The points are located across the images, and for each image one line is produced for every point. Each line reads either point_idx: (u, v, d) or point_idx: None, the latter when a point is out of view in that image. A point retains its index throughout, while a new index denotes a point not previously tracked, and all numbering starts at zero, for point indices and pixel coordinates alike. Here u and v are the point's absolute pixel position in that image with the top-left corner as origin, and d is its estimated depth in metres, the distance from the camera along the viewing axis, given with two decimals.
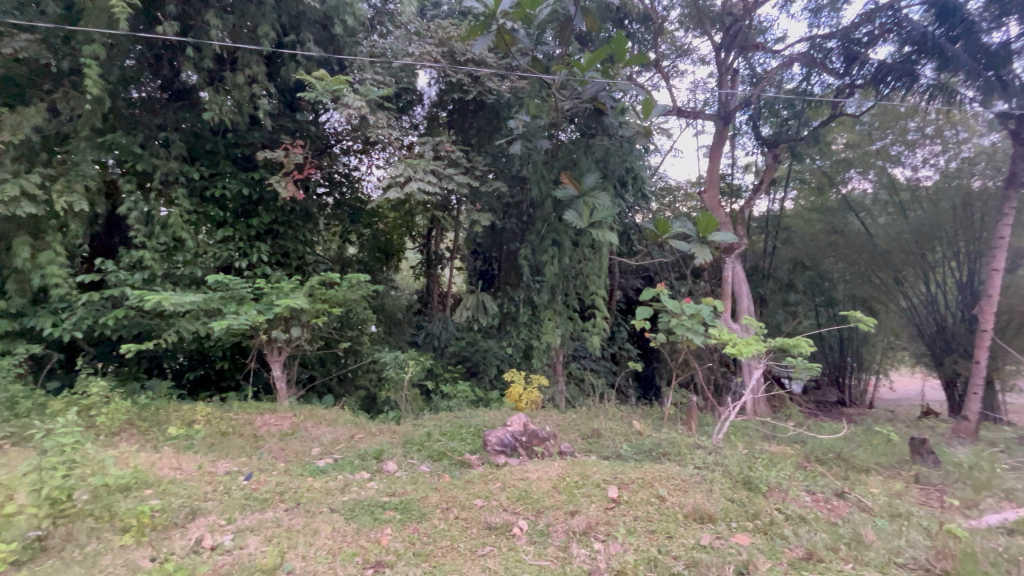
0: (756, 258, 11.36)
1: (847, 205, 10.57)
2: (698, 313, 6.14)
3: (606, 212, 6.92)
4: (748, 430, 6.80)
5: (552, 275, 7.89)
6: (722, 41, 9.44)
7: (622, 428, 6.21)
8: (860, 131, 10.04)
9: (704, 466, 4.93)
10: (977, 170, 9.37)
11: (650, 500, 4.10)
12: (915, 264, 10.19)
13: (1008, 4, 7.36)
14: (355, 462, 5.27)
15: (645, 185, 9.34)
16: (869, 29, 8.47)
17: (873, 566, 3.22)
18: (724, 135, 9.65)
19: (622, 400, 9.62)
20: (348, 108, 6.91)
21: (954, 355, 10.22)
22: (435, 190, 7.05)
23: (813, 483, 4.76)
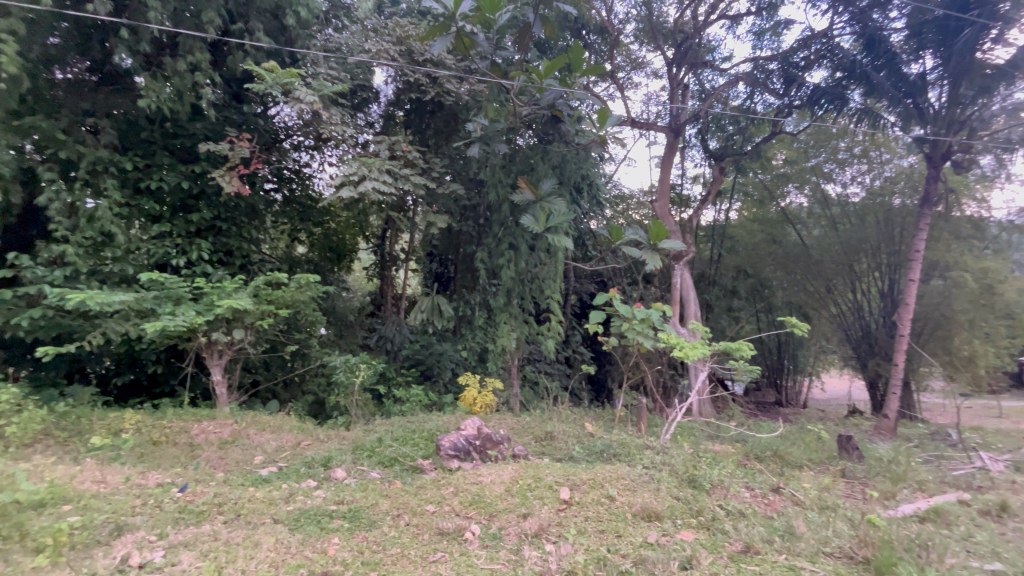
0: (703, 266, 11.89)
1: (785, 217, 11.28)
2: (648, 318, 6.33)
3: (561, 217, 7.03)
4: (694, 430, 7.09)
5: (508, 278, 7.92)
6: (674, 57, 9.85)
7: (574, 430, 6.31)
8: (797, 148, 10.78)
9: (652, 465, 5.10)
10: (897, 189, 10.23)
11: (601, 500, 4.18)
12: (844, 273, 10.98)
13: (924, 40, 8.13)
14: (301, 470, 5.07)
15: (600, 192, 9.64)
16: (806, 54, 9.08)
17: (804, 556, 3.42)
18: (674, 147, 10.08)
19: (575, 403, 9.79)
20: (300, 102, 6.67)
21: (876, 359, 11.07)
22: (390, 190, 6.91)
23: (752, 479, 5.02)
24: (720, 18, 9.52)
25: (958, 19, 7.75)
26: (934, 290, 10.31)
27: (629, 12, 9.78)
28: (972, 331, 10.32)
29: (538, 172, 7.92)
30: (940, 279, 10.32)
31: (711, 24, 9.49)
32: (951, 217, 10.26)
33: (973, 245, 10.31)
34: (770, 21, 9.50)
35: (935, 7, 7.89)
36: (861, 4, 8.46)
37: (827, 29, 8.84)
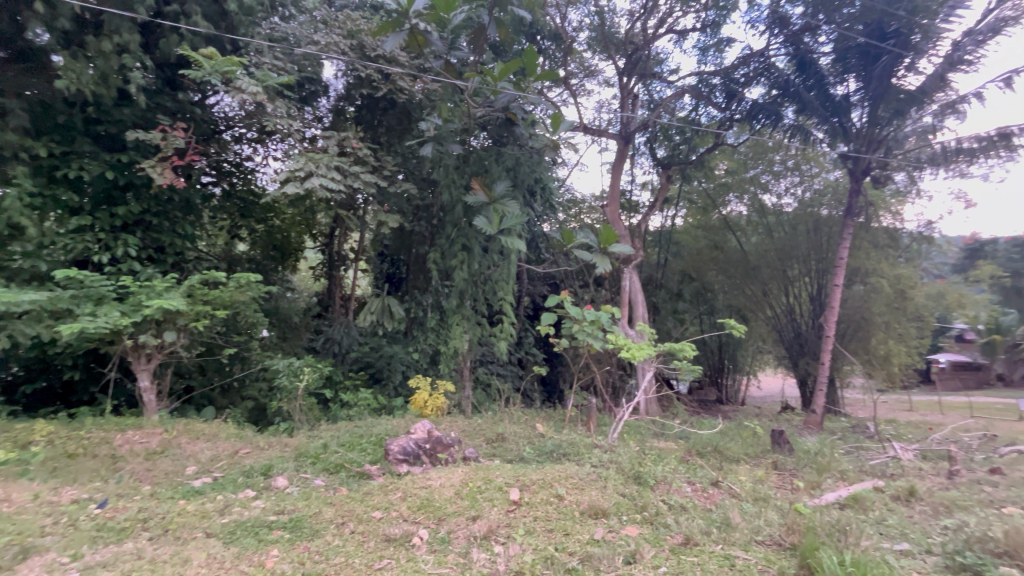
0: (650, 269, 12.33)
1: (726, 224, 11.91)
2: (597, 320, 6.48)
3: (514, 220, 7.07)
4: (641, 428, 7.32)
5: (461, 280, 7.87)
6: (625, 67, 10.16)
7: (525, 431, 6.36)
8: (738, 159, 11.35)
9: (599, 464, 5.22)
10: (825, 202, 11.11)
11: (550, 500, 4.23)
12: (779, 278, 11.73)
13: (848, 64, 8.87)
14: (239, 480, 4.80)
15: (553, 195, 9.76)
16: (745, 71, 9.65)
17: (739, 545, 3.62)
18: (624, 154, 10.42)
19: (527, 404, 9.86)
20: (241, 92, 6.33)
21: (806, 358, 11.87)
22: (338, 187, 6.68)
23: (693, 474, 5.25)
24: (668, 32, 9.92)
25: (877, 46, 8.48)
26: (855, 294, 11.20)
27: (583, 21, 10.00)
28: (886, 332, 11.30)
29: (492, 174, 7.92)
30: (861, 284, 11.21)
31: (659, 37, 9.87)
32: (870, 228, 11.18)
33: (889, 254, 11.29)
34: (714, 37, 10.00)
35: (857, 34, 8.60)
36: (793, 27, 9.02)
37: (764, 49, 9.45)
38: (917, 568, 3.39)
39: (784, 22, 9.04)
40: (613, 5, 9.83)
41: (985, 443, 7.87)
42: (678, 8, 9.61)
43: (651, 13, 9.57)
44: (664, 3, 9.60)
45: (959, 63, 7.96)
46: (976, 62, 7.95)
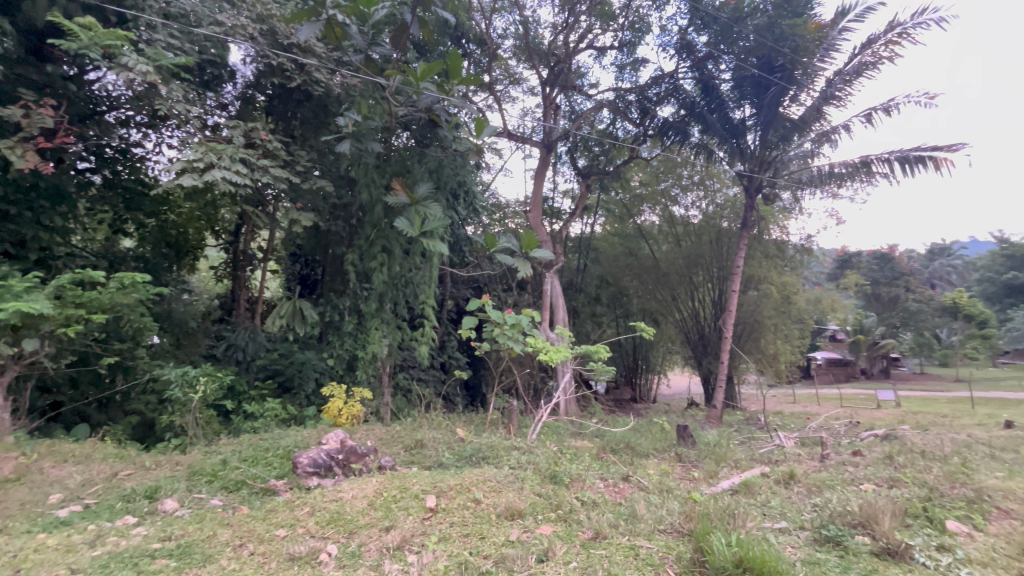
0: (571, 274, 12.82)
1: (640, 233, 12.71)
2: (518, 323, 6.60)
3: (437, 223, 6.96)
4: (559, 428, 7.53)
5: (380, 282, 7.61)
6: (548, 77, 10.49)
7: (445, 436, 6.29)
8: (650, 172, 12.17)
9: (517, 465, 5.30)
10: (725, 215, 12.19)
11: (467, 504, 4.22)
12: (685, 284, 12.70)
13: (744, 92, 9.82)
14: (117, 506, 4.25)
15: (477, 200, 9.81)
16: (658, 91, 10.54)
17: (643, 534, 3.84)
18: (547, 162, 10.75)
19: (449, 409, 9.79)
20: (129, 71, 5.66)
21: (709, 357, 12.91)
22: (243, 181, 6.17)
23: (606, 470, 5.52)
24: (588, 47, 10.39)
25: (767, 78, 9.47)
26: (749, 299, 12.41)
27: (508, 28, 10.18)
28: (773, 333, 12.67)
29: (413, 175, 7.75)
30: (754, 290, 12.45)
31: (580, 51, 10.30)
32: (762, 240, 12.43)
33: (777, 263, 12.63)
34: (630, 57, 10.62)
35: (751, 66, 9.57)
36: (698, 54, 9.99)
37: (674, 71, 10.25)
38: (791, 542, 3.82)
39: (691, 48, 10.00)
40: (537, 16, 10.11)
41: (848, 429, 9.07)
42: (597, 26, 10.12)
43: (573, 28, 9.98)
44: (584, 20, 10.06)
45: (832, 99, 9.14)
46: (844, 99, 9.17)
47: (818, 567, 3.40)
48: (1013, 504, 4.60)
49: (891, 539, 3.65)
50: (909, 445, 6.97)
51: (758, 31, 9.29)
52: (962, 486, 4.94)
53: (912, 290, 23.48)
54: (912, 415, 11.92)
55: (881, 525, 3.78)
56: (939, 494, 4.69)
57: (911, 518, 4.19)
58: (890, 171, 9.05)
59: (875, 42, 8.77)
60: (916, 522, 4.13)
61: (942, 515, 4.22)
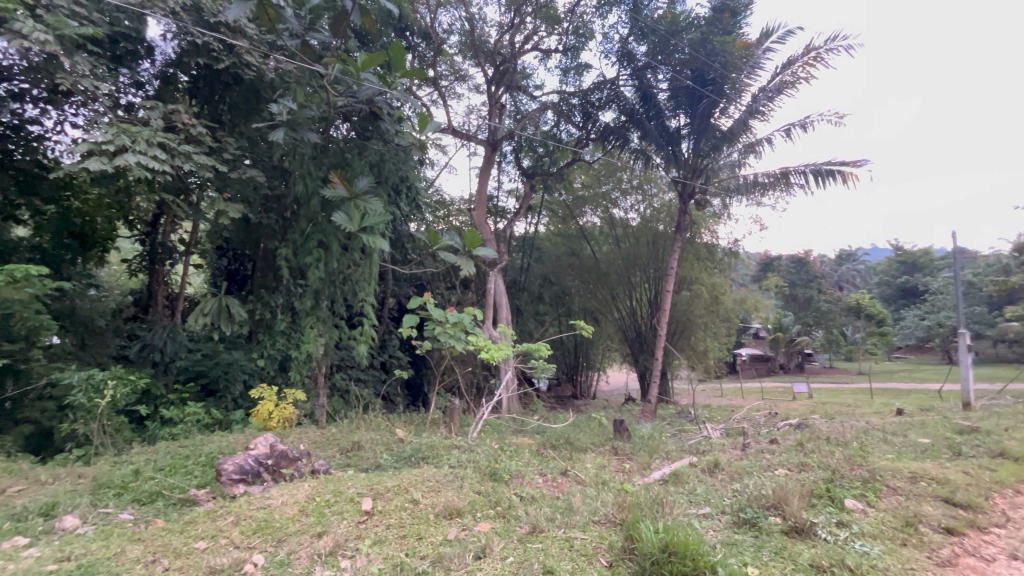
0: (515, 273, 12.95)
1: (582, 234, 13.08)
2: (460, 321, 6.54)
3: (377, 218, 6.73)
4: (501, 426, 7.57)
5: (315, 279, 7.26)
6: (493, 76, 10.48)
7: (384, 437, 6.15)
8: (592, 174, 12.58)
9: (457, 464, 5.29)
10: (662, 219, 12.76)
11: (404, 505, 4.15)
12: (624, 284, 13.15)
13: (680, 102, 10.34)
14: (4, 527, 3.78)
15: (420, 196, 9.66)
16: (600, 96, 10.87)
17: (578, 526, 3.95)
18: (491, 161, 10.78)
19: (389, 409, 9.57)
20: (23, 39, 5.06)
21: (645, 354, 13.45)
22: (161, 167, 5.67)
23: (545, 466, 5.63)
24: (533, 48, 10.52)
25: (699, 90, 10.01)
26: (682, 299, 13.10)
27: (453, 24, 10.09)
28: (704, 331, 13.46)
29: (353, 168, 7.47)
30: (687, 290, 13.16)
31: (525, 52, 10.40)
32: (695, 243, 13.14)
33: (707, 266, 13.41)
34: (574, 61, 10.88)
35: (686, 78, 10.09)
36: (638, 63, 10.38)
37: (615, 78, 10.61)
38: (712, 526, 4.09)
39: (631, 57, 10.38)
40: (484, 14, 10.08)
41: (766, 419, 9.84)
42: (543, 29, 10.27)
43: (518, 29, 10.06)
44: (530, 21, 10.17)
45: (757, 113, 9.83)
46: (768, 114, 9.88)
47: (735, 547, 3.67)
48: (899, 482, 5.18)
49: (799, 518, 3.99)
50: (817, 433, 7.66)
51: (692, 45, 9.79)
52: (859, 467, 5.50)
53: (823, 291, 25.83)
54: (821, 405, 13.09)
55: (790, 506, 4.12)
56: (840, 475, 5.20)
57: (816, 499, 4.61)
58: (805, 182, 9.87)
59: (795, 63, 9.53)
60: (820, 501, 4.55)
61: (842, 494, 4.67)
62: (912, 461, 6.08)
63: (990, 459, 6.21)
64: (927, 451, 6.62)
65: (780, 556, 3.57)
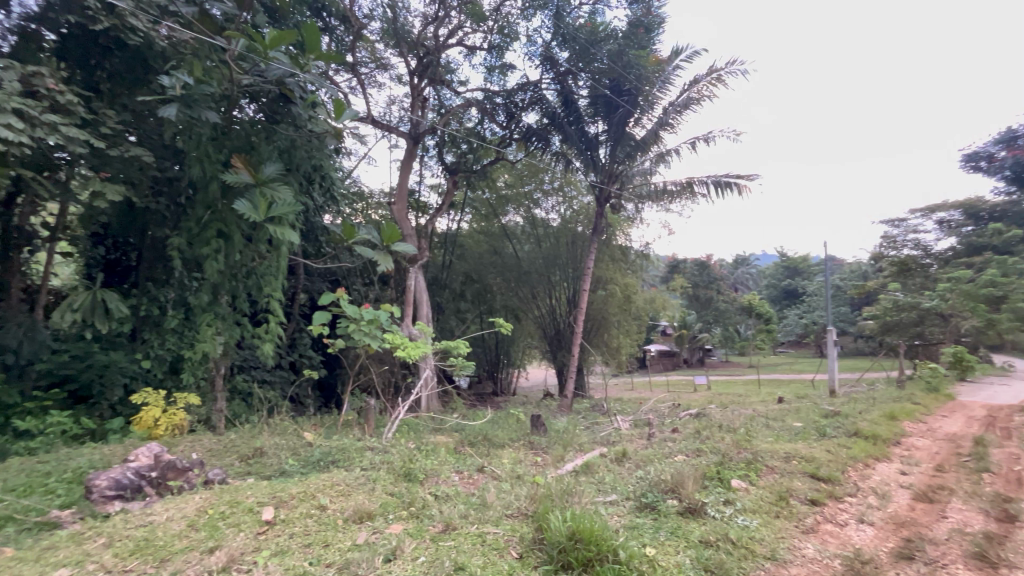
0: (436, 270, 12.81)
1: (504, 232, 13.30)
2: (375, 319, 6.27)
3: (287, 208, 6.25)
4: (418, 425, 7.43)
5: (213, 272, 6.59)
6: (416, 68, 10.26)
7: (289, 442, 5.80)
8: (515, 174, 12.82)
9: (370, 466, 5.12)
10: (580, 221, 13.29)
11: (310, 512, 3.94)
12: (544, 282, 13.48)
13: (598, 110, 10.82)
14: None
15: (336, 186, 9.20)
16: (523, 97, 11.05)
17: (491, 521, 4.01)
18: (413, 154, 10.55)
19: (298, 412, 9.02)
20: None
21: (562, 351, 13.86)
22: (17, 137, 4.82)
23: (462, 463, 5.63)
24: (458, 43, 10.44)
25: (616, 100, 10.44)
26: (598, 298, 13.72)
27: (374, 10, 9.67)
28: (617, 329, 14.24)
29: (259, 154, 6.91)
30: (602, 290, 13.82)
31: (448, 47, 10.29)
32: (610, 244, 13.83)
33: (621, 266, 14.17)
34: (498, 60, 10.96)
35: (604, 87, 10.48)
36: (560, 68, 10.70)
37: (538, 81, 10.85)
38: (617, 512, 4.34)
39: (553, 62, 10.67)
40: (407, 3, 9.80)
41: (670, 410, 10.64)
42: (467, 24, 10.22)
43: (442, 22, 9.93)
44: (455, 16, 10.08)
45: (666, 125, 10.50)
46: (676, 126, 10.61)
47: (636, 530, 3.92)
48: (776, 461, 5.85)
49: (692, 499, 4.37)
50: (712, 421, 8.44)
51: (610, 56, 10.20)
52: (744, 450, 6.14)
53: (721, 292, 28.39)
54: (717, 396, 14.36)
55: (685, 488, 4.51)
56: (728, 458, 5.77)
57: (708, 480, 5.07)
58: (707, 192, 10.64)
59: (699, 82, 10.34)
60: (711, 483, 5.01)
61: (729, 475, 5.18)
62: (788, 443, 6.90)
63: (847, 438, 7.23)
64: (799, 433, 7.56)
65: (675, 535, 3.88)
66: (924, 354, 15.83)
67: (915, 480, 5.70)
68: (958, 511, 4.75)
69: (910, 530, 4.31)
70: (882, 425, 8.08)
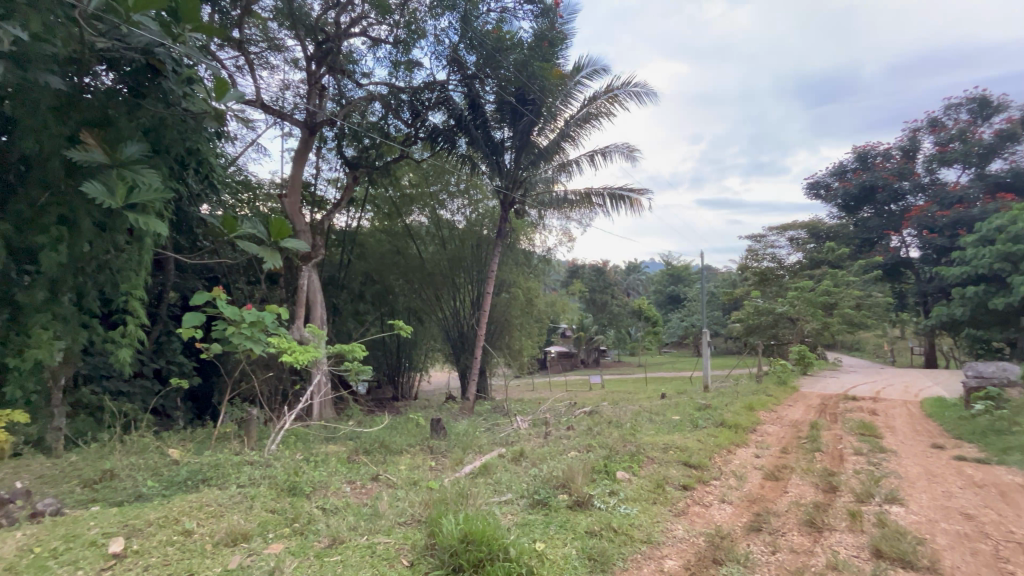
0: (333, 269, 12.12)
1: (408, 232, 12.99)
2: (258, 321, 5.70)
3: (153, 195, 5.43)
4: (308, 436, 6.95)
5: (52, 266, 5.51)
6: (314, 54, 9.66)
7: (149, 462, 5.10)
8: (421, 174, 12.67)
9: (248, 482, 4.68)
10: (486, 224, 13.43)
11: (171, 539, 3.49)
12: (448, 285, 13.34)
13: (504, 116, 11.05)
14: None
15: (216, 173, 8.28)
16: (430, 96, 10.91)
17: (382, 531, 3.87)
18: (309, 145, 9.90)
19: (163, 427, 7.98)
20: None
21: (465, 354, 13.80)
22: None
23: (354, 473, 5.36)
24: (361, 33, 10.01)
25: (521, 108, 10.75)
26: (501, 301, 13.92)
27: None
28: (518, 331, 14.60)
29: (117, 130, 5.95)
30: (506, 293, 14.03)
31: (351, 35, 9.81)
32: (514, 249, 14.13)
33: (524, 270, 14.56)
34: (404, 56, 10.72)
35: (510, 94, 10.73)
36: (467, 71, 10.70)
37: (444, 82, 10.77)
38: (510, 511, 4.44)
39: (460, 64, 10.63)
40: None
41: (566, 409, 11.13)
42: (371, 15, 9.85)
43: (344, 9, 9.44)
44: (358, 5, 9.65)
45: (567, 137, 10.99)
46: (576, 139, 11.12)
47: (527, 527, 4.05)
48: (656, 452, 6.41)
49: (580, 492, 4.63)
50: (604, 417, 9.02)
51: (516, 65, 10.31)
52: (629, 443, 6.65)
53: (614, 297, 30.52)
54: (610, 394, 15.34)
55: (575, 483, 4.76)
56: (616, 451, 6.21)
57: (596, 473, 5.40)
58: (603, 203, 11.29)
59: (598, 99, 10.93)
60: (599, 475, 5.34)
61: (615, 468, 5.57)
62: (669, 435, 7.61)
63: (716, 428, 8.14)
64: (676, 425, 8.39)
65: (564, 528, 4.07)
66: (778, 352, 18.35)
67: (765, 462, 6.61)
68: (796, 485, 5.59)
69: (759, 506, 4.98)
70: (743, 415, 9.26)
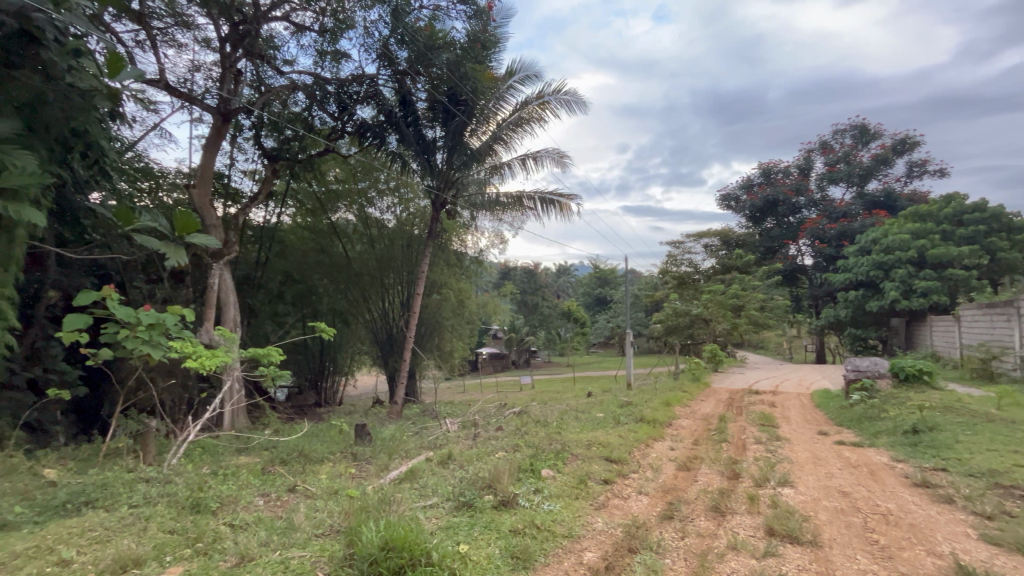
0: (248, 268, 11.29)
1: (333, 230, 12.43)
2: (158, 323, 5.16)
3: (28, 180, 4.77)
4: (217, 448, 6.43)
5: None
6: (229, 35, 8.97)
7: (18, 486, 4.46)
8: (348, 169, 12.18)
9: (143, 501, 4.23)
10: (416, 224, 13.19)
11: (43, 571, 3.07)
12: (376, 286, 12.93)
13: (437, 115, 10.91)
14: None
15: (109, 158, 7.41)
16: (358, 89, 10.52)
17: (296, 545, 3.66)
18: (222, 134, 9.17)
19: (38, 444, 7.00)
20: None
21: (394, 356, 13.43)
22: None
23: (268, 486, 5.03)
24: (282, 18, 9.42)
25: (452, 108, 10.67)
26: (431, 302, 13.70)
27: None
28: (448, 332, 14.44)
29: None
30: (436, 294, 13.83)
31: (272, 19, 9.21)
32: (445, 250, 13.97)
33: (455, 271, 14.44)
34: (330, 46, 10.24)
35: (441, 94, 10.60)
36: (398, 67, 10.42)
37: (374, 76, 10.41)
38: (435, 514, 4.39)
39: (391, 59, 10.33)
40: None
41: (496, 410, 11.19)
42: None
43: None
44: None
45: (499, 140, 11.05)
46: (509, 143, 11.21)
47: (452, 529, 4.02)
48: (580, 449, 6.63)
49: (506, 492, 4.68)
50: (532, 417, 9.19)
51: (448, 65, 10.18)
52: (555, 442, 6.83)
53: (544, 298, 31.19)
54: (540, 394, 15.62)
55: (501, 482, 4.81)
56: (541, 450, 6.34)
57: (522, 472, 5.49)
58: (534, 207, 11.48)
59: (529, 104, 11.10)
60: (525, 474, 5.43)
61: (541, 466, 5.69)
62: (593, 432, 7.90)
63: (636, 424, 8.60)
64: (599, 422, 8.74)
65: (488, 529, 4.09)
66: (693, 351, 19.71)
67: (679, 453, 7.07)
68: (705, 474, 6.04)
69: (672, 495, 5.31)
70: (660, 411, 9.84)
